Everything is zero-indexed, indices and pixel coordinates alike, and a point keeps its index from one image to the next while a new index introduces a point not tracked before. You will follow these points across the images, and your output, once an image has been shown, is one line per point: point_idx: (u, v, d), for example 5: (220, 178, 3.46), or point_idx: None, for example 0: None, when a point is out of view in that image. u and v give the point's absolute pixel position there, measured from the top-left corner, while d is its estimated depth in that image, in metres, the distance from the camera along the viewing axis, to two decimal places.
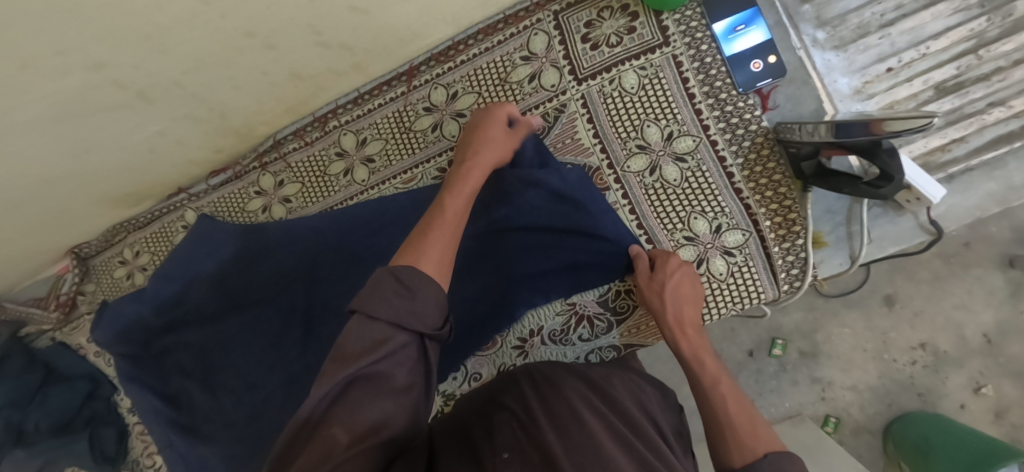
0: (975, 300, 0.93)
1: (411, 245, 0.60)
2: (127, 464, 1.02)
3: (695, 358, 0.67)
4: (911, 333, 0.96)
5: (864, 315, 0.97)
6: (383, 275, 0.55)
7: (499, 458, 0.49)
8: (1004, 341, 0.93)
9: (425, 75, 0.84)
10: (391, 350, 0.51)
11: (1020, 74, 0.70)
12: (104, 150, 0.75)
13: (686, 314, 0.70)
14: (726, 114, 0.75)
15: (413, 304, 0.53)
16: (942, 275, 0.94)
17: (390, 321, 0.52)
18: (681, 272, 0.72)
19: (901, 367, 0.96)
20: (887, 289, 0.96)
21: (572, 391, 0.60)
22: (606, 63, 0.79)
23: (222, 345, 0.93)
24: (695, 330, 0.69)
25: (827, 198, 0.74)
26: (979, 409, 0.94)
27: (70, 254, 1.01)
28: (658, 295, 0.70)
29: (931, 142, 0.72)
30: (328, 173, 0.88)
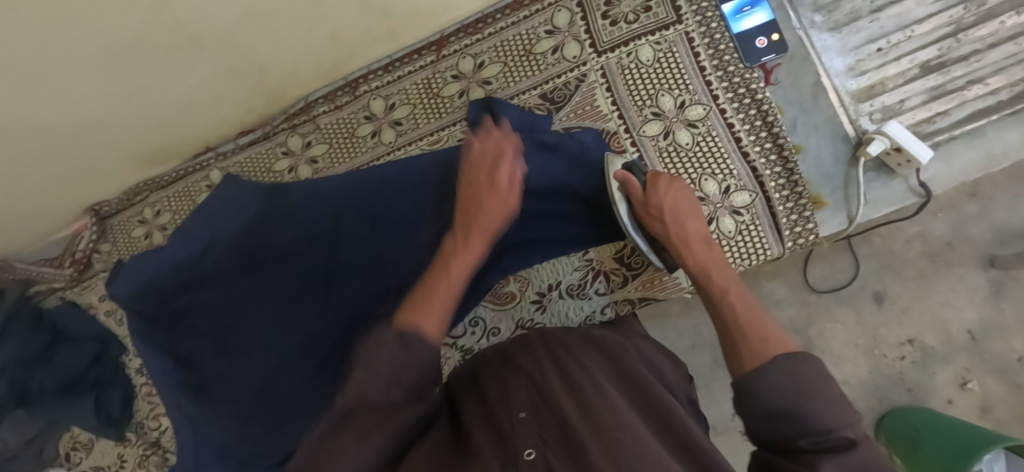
0: (959, 297, 1.00)
1: (418, 302, 0.54)
2: (131, 428, 1.00)
3: (698, 270, 0.64)
4: (899, 329, 1.01)
5: (855, 311, 1.03)
6: (391, 326, 0.48)
7: (516, 418, 0.48)
8: (988, 337, 0.99)
9: (454, 45, 0.90)
10: (390, 392, 0.45)
11: (994, 56, 0.79)
12: (145, 99, 0.77)
13: (691, 229, 0.69)
14: (734, 85, 0.82)
15: (416, 357, 0.47)
16: (929, 274, 1.01)
17: (389, 368, 0.45)
18: (678, 193, 0.71)
19: (891, 363, 1.01)
20: (876, 285, 1.02)
21: (590, 364, 0.57)
22: (624, 38, 0.85)
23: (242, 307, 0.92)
24: (702, 243, 0.67)
25: (826, 163, 0.80)
26: (966, 405, 0.98)
27: (89, 212, 1.01)
28: (658, 219, 0.70)
29: (917, 114, 0.80)
30: (356, 135, 0.92)
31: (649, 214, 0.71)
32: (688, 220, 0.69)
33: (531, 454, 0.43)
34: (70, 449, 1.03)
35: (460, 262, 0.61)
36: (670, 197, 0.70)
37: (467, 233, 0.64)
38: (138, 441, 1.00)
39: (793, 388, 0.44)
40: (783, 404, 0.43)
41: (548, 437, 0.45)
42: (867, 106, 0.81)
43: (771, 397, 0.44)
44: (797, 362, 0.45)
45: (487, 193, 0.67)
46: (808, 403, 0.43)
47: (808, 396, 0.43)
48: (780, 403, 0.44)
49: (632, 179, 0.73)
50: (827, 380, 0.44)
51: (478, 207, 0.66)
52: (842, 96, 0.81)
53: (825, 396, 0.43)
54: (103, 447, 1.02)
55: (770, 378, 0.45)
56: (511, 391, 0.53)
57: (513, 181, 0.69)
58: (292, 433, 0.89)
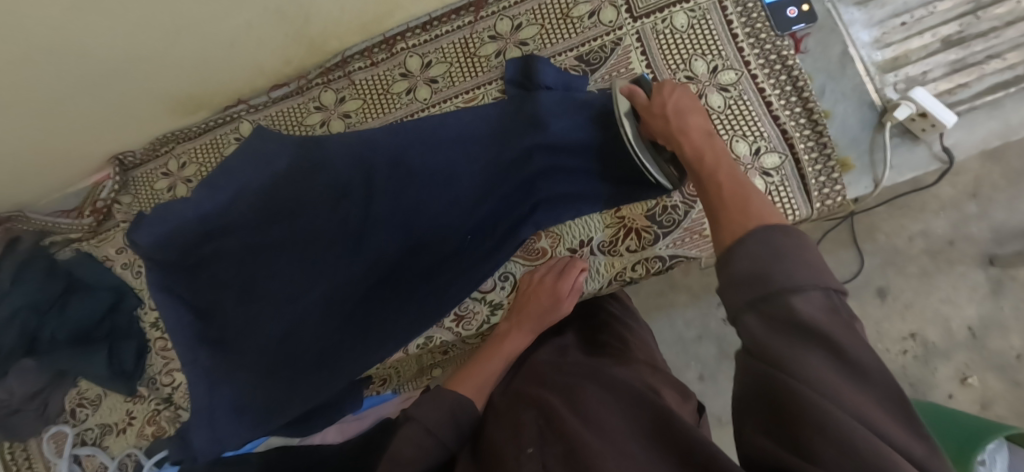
0: (959, 294, 1.06)
1: (464, 375, 0.74)
2: (142, 382, 0.98)
3: (699, 163, 0.64)
4: (902, 324, 1.08)
5: (859, 304, 1.10)
6: (443, 392, 0.67)
7: (525, 452, 0.51)
8: (988, 334, 1.05)
9: (493, 7, 0.92)
10: (440, 413, 0.64)
11: (1011, 34, 0.83)
12: (192, 34, 0.77)
13: (693, 124, 0.69)
14: (765, 52, 0.85)
15: (448, 411, 0.65)
16: (931, 270, 1.07)
17: (439, 416, 0.64)
18: (681, 98, 0.72)
19: (894, 356, 1.08)
20: (879, 281, 1.09)
21: (599, 388, 0.58)
22: (659, 4, 0.88)
23: (268, 255, 0.93)
24: (703, 136, 0.67)
25: (852, 128, 0.83)
26: (966, 399, 1.05)
27: (111, 161, 1.00)
28: (660, 118, 0.71)
29: (940, 86, 0.83)
30: (391, 91, 0.93)
31: (656, 116, 0.73)
32: (689, 119, 0.70)
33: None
34: (75, 405, 1.00)
35: (503, 349, 0.78)
36: (675, 99, 0.72)
37: (510, 330, 0.81)
38: (149, 396, 0.97)
39: (771, 256, 0.43)
40: (751, 271, 0.43)
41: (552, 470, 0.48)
42: (892, 77, 0.84)
43: (741, 263, 0.43)
44: (774, 230, 0.45)
45: (526, 307, 0.82)
46: (778, 264, 0.42)
47: (782, 257, 0.42)
48: (753, 273, 0.42)
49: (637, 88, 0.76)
50: (799, 245, 0.43)
51: (518, 326, 0.81)
52: (868, 66, 0.85)
53: (798, 259, 0.41)
54: (111, 403, 0.99)
55: (750, 250, 0.44)
56: (523, 420, 0.56)
57: (563, 301, 0.81)
58: (313, 383, 0.92)
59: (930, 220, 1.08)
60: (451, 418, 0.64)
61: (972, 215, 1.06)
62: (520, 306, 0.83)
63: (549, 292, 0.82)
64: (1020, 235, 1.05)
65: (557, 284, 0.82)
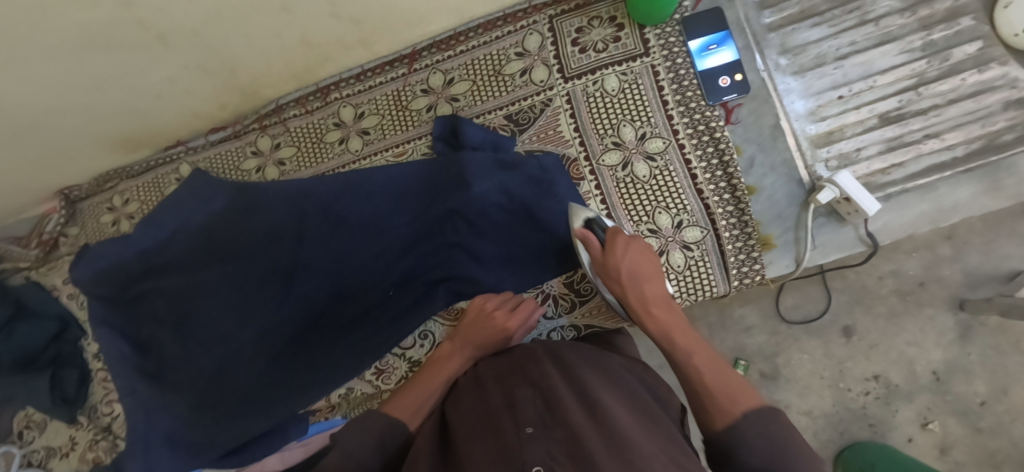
0: (926, 338, 0.99)
1: (401, 397, 0.68)
2: (83, 411, 1.02)
3: (663, 336, 0.66)
4: (865, 364, 1.00)
5: (823, 343, 1.02)
6: (373, 414, 0.64)
7: (524, 432, 0.49)
8: (952, 379, 0.98)
9: (426, 60, 0.92)
10: (374, 428, 0.61)
11: (953, 112, 0.80)
12: (115, 87, 0.78)
13: (650, 293, 0.69)
14: (694, 122, 0.83)
15: (382, 425, 0.62)
16: (899, 312, 1.00)
17: (373, 429, 0.61)
18: (640, 252, 0.73)
19: (854, 396, 1.00)
20: (846, 320, 1.01)
21: (590, 381, 0.59)
22: (591, 66, 0.86)
23: (194, 299, 0.88)
24: (661, 302, 0.69)
25: (778, 205, 0.82)
26: (925, 444, 0.97)
27: (58, 195, 1.03)
28: (618, 280, 0.71)
29: (872, 165, 0.81)
30: (324, 140, 0.94)
31: (609, 276, 0.73)
32: (645, 284, 0.70)
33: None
34: (23, 427, 1.05)
35: (445, 365, 0.73)
36: (629, 262, 0.71)
37: (449, 348, 0.76)
38: (89, 424, 1.01)
39: (770, 448, 0.49)
40: (761, 466, 0.49)
41: (558, 455, 0.46)
42: (824, 153, 0.82)
43: (752, 458, 0.49)
44: (768, 419, 0.51)
45: (463, 325, 0.78)
46: (783, 462, 0.48)
47: (783, 452, 0.49)
48: (763, 464, 0.49)
49: (590, 235, 0.75)
50: (792, 433, 0.50)
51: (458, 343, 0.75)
52: (800, 140, 0.82)
53: (794, 447, 0.49)
54: (56, 428, 1.03)
55: (746, 439, 0.50)
56: (520, 401, 0.55)
57: (501, 318, 0.77)
58: (244, 423, 0.89)
59: (903, 261, 1.00)
60: (377, 437, 0.61)
61: (945, 257, 0.99)
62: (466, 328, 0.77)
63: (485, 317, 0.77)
64: (991, 281, 0.97)
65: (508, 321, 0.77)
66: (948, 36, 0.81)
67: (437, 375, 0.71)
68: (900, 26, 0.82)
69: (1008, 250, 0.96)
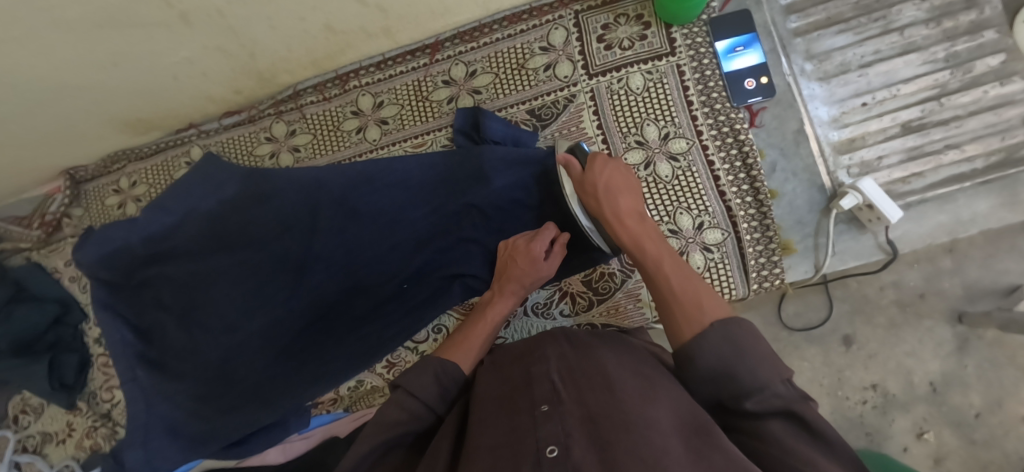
0: (924, 349, 0.99)
1: (455, 343, 0.71)
2: (82, 396, 0.99)
3: (635, 247, 0.64)
4: (864, 373, 1.01)
5: (823, 351, 1.02)
6: (429, 360, 0.64)
7: (539, 411, 0.50)
8: (948, 391, 0.98)
9: (449, 51, 0.90)
10: (418, 394, 0.60)
11: (973, 124, 0.80)
12: (131, 67, 0.76)
13: (625, 207, 0.67)
14: (718, 123, 0.83)
15: (433, 378, 0.62)
16: (899, 323, 1.00)
17: (418, 393, 0.60)
18: (617, 172, 0.70)
19: (852, 405, 1.01)
20: (846, 329, 1.02)
21: (609, 358, 0.58)
22: (616, 63, 0.86)
23: (209, 287, 0.86)
24: (635, 217, 0.67)
25: (800, 210, 0.82)
26: (920, 454, 0.98)
27: (63, 175, 1.01)
28: (593, 197, 0.69)
29: (894, 173, 0.81)
30: (341, 129, 0.93)
31: (587, 194, 0.70)
32: (619, 197, 0.68)
33: (554, 451, 0.44)
34: (19, 412, 1.02)
35: (490, 312, 0.76)
36: (605, 176, 0.68)
37: (492, 296, 0.78)
38: (87, 410, 0.99)
39: (733, 354, 0.48)
40: (719, 367, 0.48)
41: (574, 432, 0.46)
42: (846, 159, 0.82)
43: (709, 363, 0.49)
44: (730, 324, 0.50)
45: (500, 270, 0.80)
46: (741, 364, 0.47)
47: (743, 357, 0.48)
48: (718, 367, 0.48)
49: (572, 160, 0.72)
50: (755, 338, 0.49)
51: (499, 290, 0.78)
52: (823, 146, 0.83)
53: (756, 355, 0.48)
54: (53, 414, 1.01)
55: (706, 343, 0.49)
56: (536, 379, 0.55)
57: (536, 258, 0.76)
58: (244, 417, 0.87)
59: (905, 272, 1.00)
60: (440, 386, 0.62)
61: (946, 269, 0.99)
62: (502, 270, 0.79)
63: (521, 254, 0.77)
64: (991, 294, 0.98)
65: (533, 246, 0.76)
66: (971, 48, 0.82)
67: (483, 320, 0.74)
68: (924, 36, 0.82)
69: (1008, 265, 0.97)
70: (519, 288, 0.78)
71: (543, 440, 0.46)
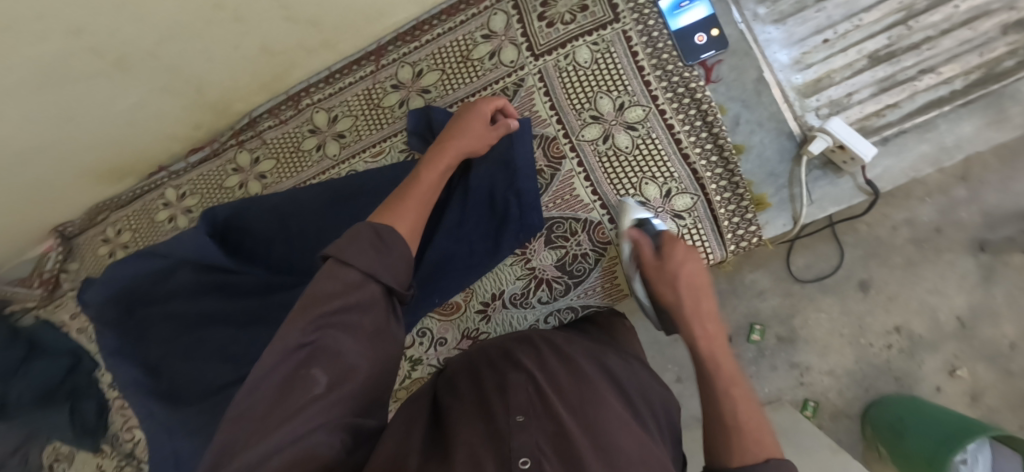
0: (948, 284, 0.94)
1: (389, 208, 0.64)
2: (107, 439, 1.03)
3: (709, 356, 0.63)
4: (886, 317, 0.96)
5: (840, 300, 0.97)
6: (363, 228, 0.55)
7: (512, 420, 0.48)
8: (978, 324, 0.93)
9: (393, 54, 0.89)
10: (362, 309, 0.51)
11: (948, 43, 0.74)
12: (85, 121, 0.79)
13: (704, 310, 0.67)
14: (673, 85, 0.79)
15: (387, 259, 0.54)
16: (916, 261, 0.95)
17: (364, 271, 0.52)
18: (690, 260, 0.70)
19: (877, 352, 0.96)
20: (862, 274, 0.96)
21: (597, 383, 0.56)
22: (561, 39, 0.83)
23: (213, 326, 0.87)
24: (713, 324, 0.66)
25: (770, 162, 0.79)
26: (955, 392, 0.93)
27: (54, 234, 1.05)
28: (671, 286, 0.69)
29: (866, 108, 0.76)
30: (301, 149, 0.93)
31: (661, 281, 0.70)
32: (703, 299, 0.68)
33: (526, 464, 0.43)
34: (54, 460, 1.08)
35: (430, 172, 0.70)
36: (689, 268, 0.69)
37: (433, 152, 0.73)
38: (114, 452, 1.03)
39: None
40: None
41: (546, 448, 0.45)
42: (813, 102, 0.78)
43: None
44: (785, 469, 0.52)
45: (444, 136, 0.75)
46: None
47: None
48: None
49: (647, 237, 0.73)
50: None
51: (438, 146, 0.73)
52: (786, 92, 0.79)
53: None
54: (84, 459, 1.06)
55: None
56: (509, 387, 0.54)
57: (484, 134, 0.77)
58: None
59: (917, 208, 0.94)
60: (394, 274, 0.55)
61: (960, 199, 0.93)
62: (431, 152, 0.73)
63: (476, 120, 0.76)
64: (1014, 218, 0.91)
65: (480, 108, 0.77)
66: None
67: (421, 179, 0.69)
68: None
69: None
70: (464, 150, 0.75)
71: (517, 455, 0.44)
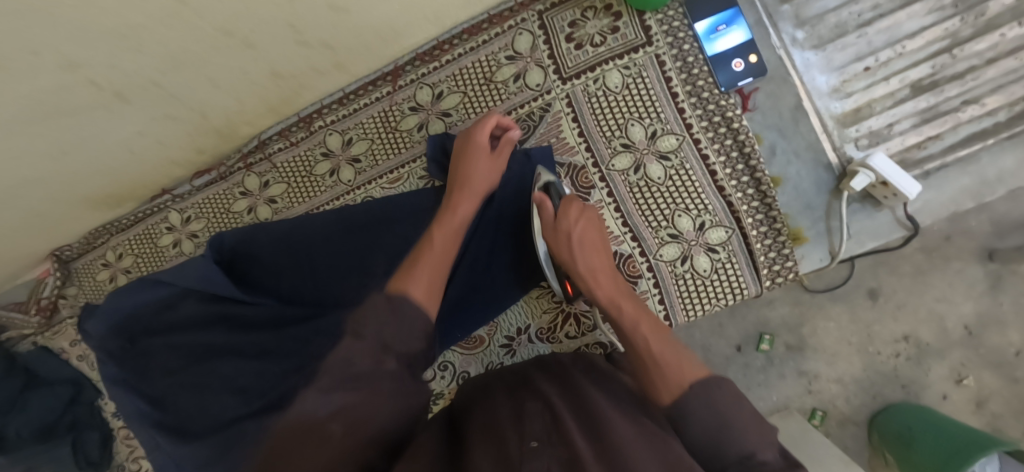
0: (956, 292, 0.86)
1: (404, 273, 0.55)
2: (112, 470, 1.00)
3: (612, 304, 0.62)
4: (894, 325, 0.88)
5: (849, 308, 0.89)
6: (376, 298, 0.49)
7: (525, 445, 0.41)
8: (985, 332, 0.86)
9: (411, 74, 0.85)
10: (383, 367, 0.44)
11: (993, 73, 0.72)
12: (82, 151, 0.74)
13: (600, 263, 0.67)
14: (708, 113, 0.76)
15: (404, 325, 0.47)
16: (926, 269, 0.87)
17: (377, 342, 0.45)
18: (585, 219, 0.69)
19: (885, 360, 0.88)
20: (871, 282, 0.89)
21: (610, 422, 0.45)
22: (590, 62, 0.79)
23: (222, 358, 0.77)
24: (612, 276, 0.66)
25: (807, 194, 0.76)
26: (961, 399, 0.87)
27: (50, 257, 0.99)
28: (566, 243, 0.68)
29: (907, 140, 0.74)
30: (314, 173, 0.89)
31: (557, 239, 0.69)
32: (591, 257, 0.67)
33: None
34: None
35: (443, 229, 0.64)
36: (578, 224, 0.68)
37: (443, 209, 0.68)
38: None
39: (709, 413, 0.46)
40: (706, 442, 0.45)
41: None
42: (853, 132, 0.76)
43: (698, 437, 0.46)
44: (710, 388, 0.47)
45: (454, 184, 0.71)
46: (727, 435, 0.44)
47: (728, 425, 0.45)
48: (707, 436, 0.45)
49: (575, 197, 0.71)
50: (734, 404, 0.46)
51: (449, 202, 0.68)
52: (825, 121, 0.76)
53: (740, 422, 0.45)
54: None
55: (687, 406, 0.47)
56: (527, 415, 0.47)
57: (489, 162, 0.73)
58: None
59: None
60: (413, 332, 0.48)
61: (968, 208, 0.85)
62: (451, 194, 0.71)
63: (478, 150, 0.73)
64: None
65: (479, 138, 0.74)
66: None
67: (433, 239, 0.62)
68: None
69: None
70: (477, 194, 0.71)
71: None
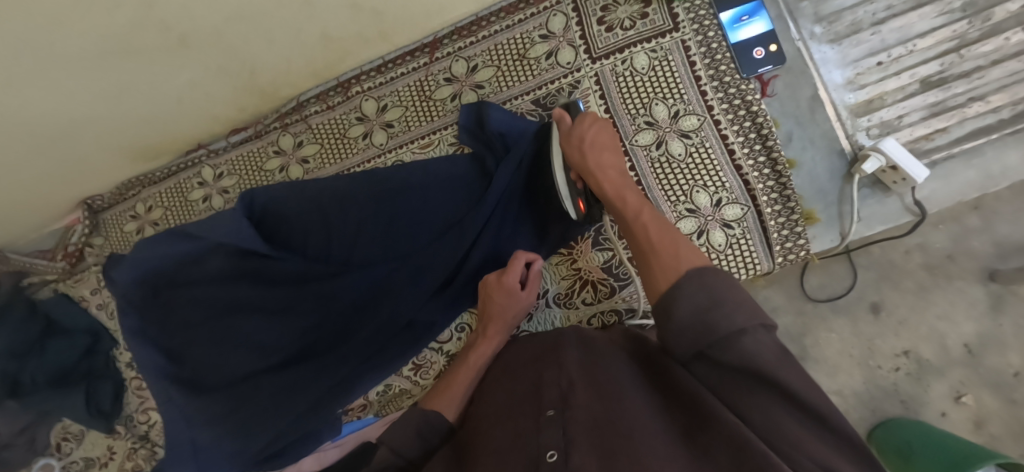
0: (958, 310, 0.86)
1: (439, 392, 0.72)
2: (120, 420, 1.00)
3: (617, 197, 0.66)
4: (896, 340, 0.87)
5: (851, 322, 0.89)
6: (414, 417, 0.65)
7: (544, 416, 0.48)
8: (986, 352, 0.85)
9: (448, 47, 0.90)
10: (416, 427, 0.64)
11: (997, 73, 0.77)
12: (135, 97, 0.77)
13: (609, 163, 0.71)
14: (729, 96, 0.81)
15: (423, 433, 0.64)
16: (928, 286, 0.87)
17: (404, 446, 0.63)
18: (601, 129, 0.74)
19: (885, 374, 0.87)
20: (874, 297, 0.88)
21: (624, 394, 0.51)
22: (619, 44, 0.84)
23: (249, 317, 0.78)
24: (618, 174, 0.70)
25: (820, 178, 0.80)
26: (960, 418, 0.85)
27: (81, 205, 1.02)
28: (578, 148, 0.73)
29: (916, 131, 0.79)
30: (347, 136, 0.93)
31: (571, 143, 0.74)
32: (600, 155, 0.71)
33: (553, 455, 0.42)
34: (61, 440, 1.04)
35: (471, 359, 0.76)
36: (592, 130, 0.73)
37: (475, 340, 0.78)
38: (126, 434, 1.00)
39: (701, 293, 0.44)
40: (693, 319, 0.44)
41: (577, 436, 0.44)
42: (865, 122, 0.80)
43: (684, 321, 0.44)
44: (704, 273, 0.46)
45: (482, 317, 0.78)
46: (717, 312, 0.43)
47: (719, 303, 0.43)
48: (696, 319, 0.44)
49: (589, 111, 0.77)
50: (729, 287, 0.44)
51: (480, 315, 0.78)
52: (839, 111, 0.80)
53: (731, 300, 0.43)
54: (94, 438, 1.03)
55: (679, 287, 0.46)
56: (546, 386, 0.53)
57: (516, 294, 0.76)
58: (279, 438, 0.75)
59: None
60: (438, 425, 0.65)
61: (974, 227, 0.86)
62: (485, 325, 0.79)
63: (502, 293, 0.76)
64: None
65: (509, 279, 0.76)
66: None
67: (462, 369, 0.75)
68: None
69: None
70: (506, 321, 0.78)
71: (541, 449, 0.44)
